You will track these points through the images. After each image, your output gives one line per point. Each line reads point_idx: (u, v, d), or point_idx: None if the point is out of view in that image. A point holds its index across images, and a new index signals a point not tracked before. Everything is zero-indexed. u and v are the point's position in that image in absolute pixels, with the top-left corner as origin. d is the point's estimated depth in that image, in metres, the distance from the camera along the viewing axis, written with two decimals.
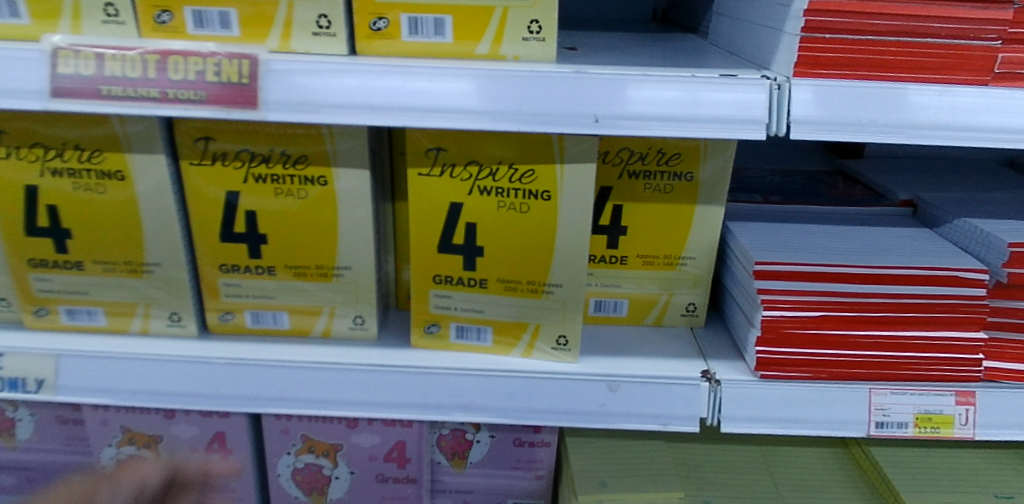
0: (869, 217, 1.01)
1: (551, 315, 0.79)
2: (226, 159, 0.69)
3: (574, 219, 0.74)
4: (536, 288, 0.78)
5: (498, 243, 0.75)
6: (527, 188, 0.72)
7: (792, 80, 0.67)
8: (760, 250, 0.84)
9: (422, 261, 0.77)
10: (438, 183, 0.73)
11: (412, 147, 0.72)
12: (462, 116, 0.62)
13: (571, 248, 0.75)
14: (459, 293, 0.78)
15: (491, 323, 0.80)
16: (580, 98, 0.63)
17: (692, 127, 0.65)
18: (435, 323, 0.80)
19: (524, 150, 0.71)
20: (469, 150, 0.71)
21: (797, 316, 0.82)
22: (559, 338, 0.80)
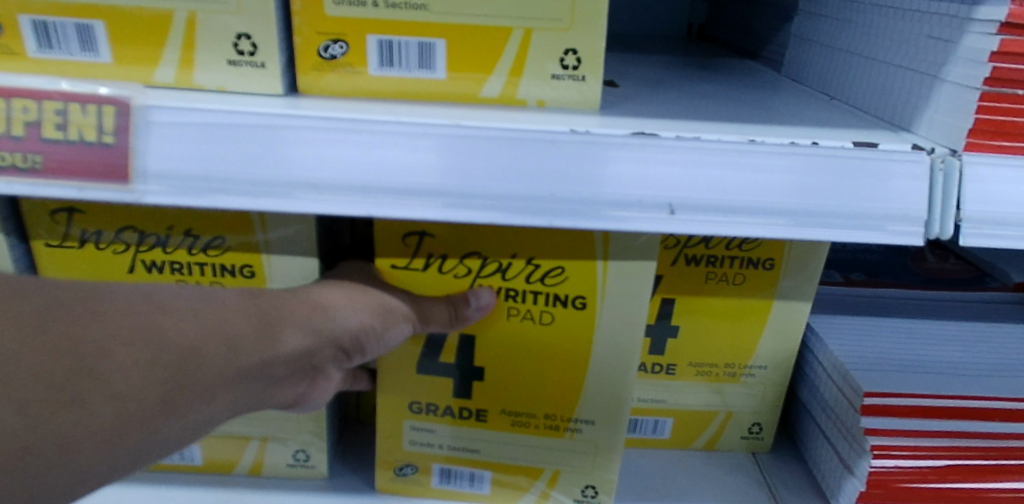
0: (978, 305, 0.79)
1: (575, 460, 0.60)
2: (103, 240, 0.49)
3: (617, 338, 0.55)
4: (557, 423, 0.59)
5: (505, 361, 0.57)
6: (550, 291, 0.53)
7: (963, 155, 0.44)
8: (864, 371, 0.61)
9: (399, 381, 0.58)
10: (421, 281, 0.54)
11: (385, 233, 0.52)
12: (455, 202, 0.39)
13: (608, 375, 0.56)
14: (446, 426, 0.60)
15: (490, 467, 0.61)
16: (651, 178, 0.40)
17: (812, 227, 0.42)
18: (411, 463, 0.61)
19: (547, 242, 0.51)
20: (465, 239, 0.52)
21: (915, 467, 0.59)
22: (585, 488, 0.61)
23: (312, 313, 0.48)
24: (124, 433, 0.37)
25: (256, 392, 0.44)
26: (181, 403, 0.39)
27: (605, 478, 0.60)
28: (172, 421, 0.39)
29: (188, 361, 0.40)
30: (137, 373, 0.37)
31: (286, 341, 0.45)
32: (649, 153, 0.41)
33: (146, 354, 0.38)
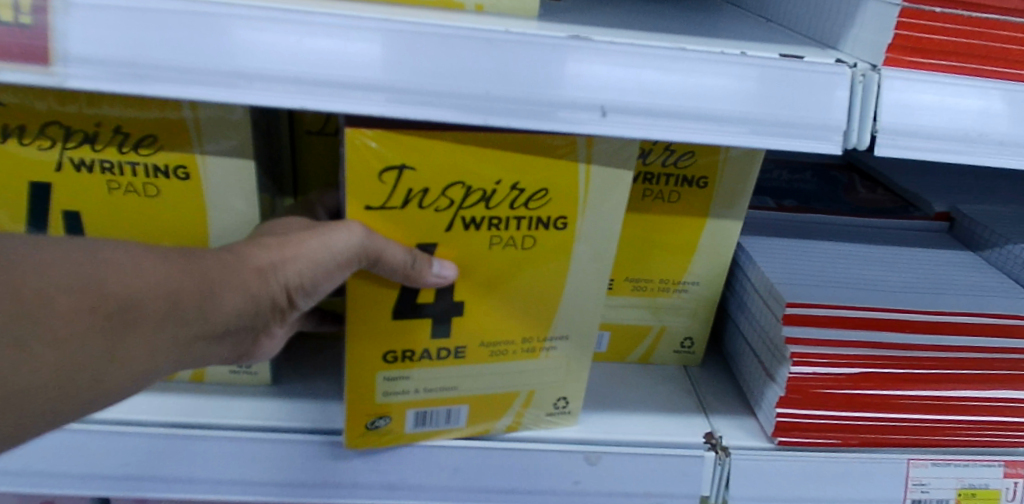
0: (899, 233, 0.83)
1: (549, 376, 0.62)
2: (25, 134, 0.47)
3: (597, 255, 0.57)
4: (534, 344, 0.60)
5: (485, 291, 0.56)
6: (533, 214, 0.53)
7: (882, 70, 0.46)
8: (788, 286, 0.64)
9: (373, 331, 0.55)
10: (398, 218, 0.50)
11: (362, 167, 0.47)
12: (383, 99, 0.39)
13: (587, 291, 0.58)
14: (421, 370, 0.58)
15: (467, 401, 0.60)
16: (587, 80, 0.41)
17: (739, 133, 0.44)
18: (385, 415, 0.58)
19: (525, 161, 0.50)
20: (449, 169, 0.49)
21: (831, 374, 0.63)
22: (564, 403, 0.63)
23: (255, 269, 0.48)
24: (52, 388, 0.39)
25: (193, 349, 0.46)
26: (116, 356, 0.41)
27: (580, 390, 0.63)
28: (102, 377, 0.41)
29: (119, 315, 0.41)
30: (73, 322, 0.39)
31: (228, 299, 0.46)
32: (571, 53, 0.41)
33: (71, 311, 0.39)
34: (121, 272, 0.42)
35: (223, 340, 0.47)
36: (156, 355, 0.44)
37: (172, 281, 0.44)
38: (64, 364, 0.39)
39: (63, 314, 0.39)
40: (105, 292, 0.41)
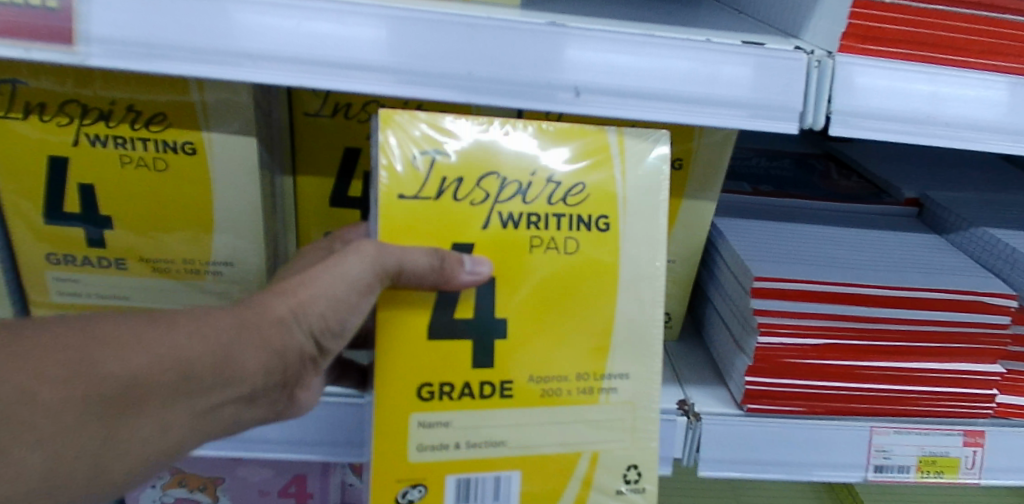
0: (870, 217, 0.87)
1: (611, 436, 0.58)
2: (45, 112, 0.51)
3: (646, 262, 0.58)
4: (591, 385, 0.58)
5: (532, 308, 0.57)
6: (574, 212, 0.56)
7: (837, 56, 0.50)
8: (757, 262, 0.68)
9: (411, 356, 0.55)
10: (434, 206, 0.54)
11: (401, 150, 0.53)
12: (380, 76, 0.43)
13: (642, 311, 0.58)
14: (461, 413, 0.56)
15: (518, 464, 0.57)
16: (564, 62, 0.45)
17: (705, 112, 0.48)
18: (418, 483, 0.55)
19: (560, 158, 0.56)
20: (485, 159, 0.54)
21: (796, 344, 0.67)
22: (629, 469, 0.59)
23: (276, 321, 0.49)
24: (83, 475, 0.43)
25: (211, 414, 0.48)
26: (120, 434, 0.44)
27: (647, 454, 0.59)
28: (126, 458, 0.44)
29: (132, 395, 0.44)
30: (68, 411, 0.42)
31: (246, 361, 0.48)
32: (569, 38, 0.45)
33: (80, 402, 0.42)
34: (131, 350, 0.44)
35: (248, 401, 0.49)
36: (171, 429, 0.46)
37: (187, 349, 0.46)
38: (65, 453, 0.42)
39: (57, 404, 0.41)
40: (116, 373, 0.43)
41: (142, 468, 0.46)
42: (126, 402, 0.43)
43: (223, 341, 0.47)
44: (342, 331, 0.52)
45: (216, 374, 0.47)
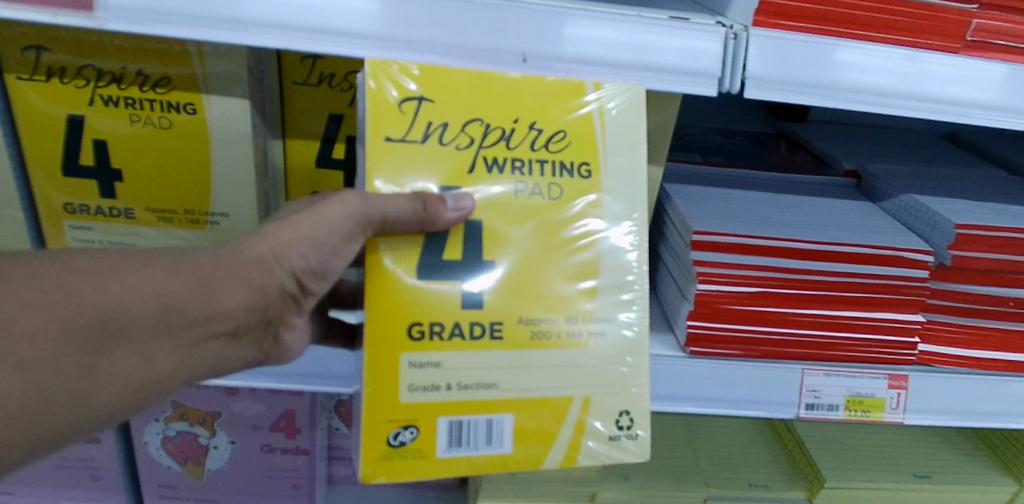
0: (811, 186, 0.96)
1: (607, 381, 0.60)
2: (64, 75, 0.58)
3: (630, 211, 0.59)
4: (585, 329, 0.59)
5: (521, 250, 0.58)
6: (559, 158, 0.58)
7: (750, 29, 0.58)
8: (698, 219, 0.76)
9: (401, 296, 0.56)
10: (414, 151, 0.55)
11: (383, 97, 0.54)
12: (368, 43, 0.53)
13: (634, 251, 0.60)
14: (451, 354, 0.57)
15: (512, 407, 0.58)
16: (512, 33, 0.55)
17: (633, 75, 0.57)
18: (410, 425, 0.56)
19: (541, 102, 0.57)
20: (466, 104, 0.55)
21: (731, 291, 0.76)
22: (622, 415, 0.60)
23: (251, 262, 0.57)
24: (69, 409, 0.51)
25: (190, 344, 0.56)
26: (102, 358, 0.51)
27: (638, 400, 0.61)
28: (110, 389, 0.52)
29: (116, 327, 0.52)
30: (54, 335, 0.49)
31: (224, 296, 0.56)
32: (569, 17, 0.55)
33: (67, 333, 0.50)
34: (107, 282, 0.52)
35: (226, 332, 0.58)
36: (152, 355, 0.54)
37: (165, 286, 0.54)
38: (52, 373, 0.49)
39: (44, 329, 0.49)
40: (96, 305, 0.51)
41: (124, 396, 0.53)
42: (108, 329, 0.51)
43: (204, 278, 0.55)
44: (317, 272, 0.60)
45: (195, 307, 0.55)
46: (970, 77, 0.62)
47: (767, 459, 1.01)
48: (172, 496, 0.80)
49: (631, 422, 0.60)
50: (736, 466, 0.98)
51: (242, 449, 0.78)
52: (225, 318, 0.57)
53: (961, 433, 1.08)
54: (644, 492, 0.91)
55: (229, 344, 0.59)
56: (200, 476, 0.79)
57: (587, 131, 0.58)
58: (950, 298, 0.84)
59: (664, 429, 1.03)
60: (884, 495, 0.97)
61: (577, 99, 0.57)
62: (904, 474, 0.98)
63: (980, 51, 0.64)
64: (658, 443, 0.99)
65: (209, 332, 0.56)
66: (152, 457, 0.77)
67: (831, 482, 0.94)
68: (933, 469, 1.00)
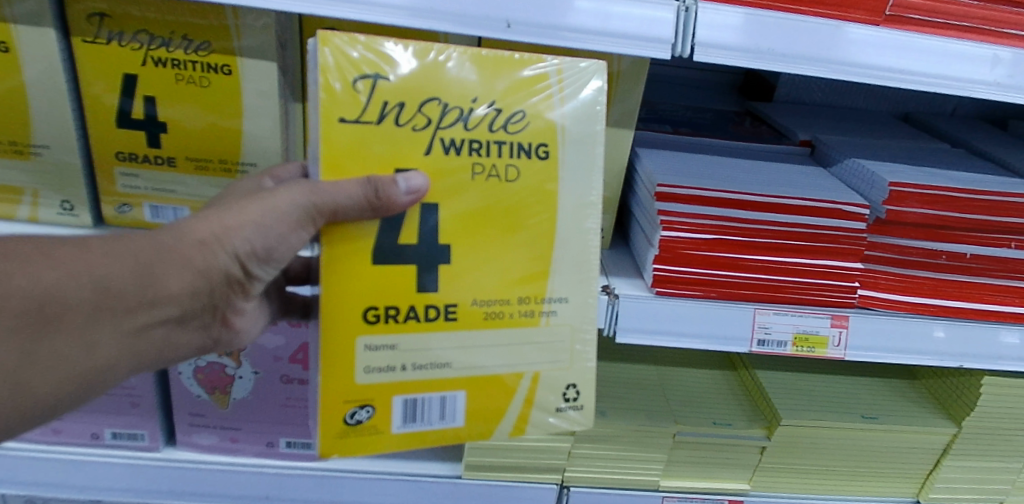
0: (769, 153, 1.07)
1: (552, 360, 0.71)
2: (121, 39, 0.69)
3: (583, 192, 0.68)
4: (533, 309, 0.69)
5: (474, 235, 0.66)
6: (517, 141, 0.66)
7: (700, 3, 0.70)
8: (662, 174, 0.88)
9: (359, 281, 0.65)
10: (372, 127, 0.63)
11: (344, 74, 0.62)
12: (397, 13, 0.64)
13: (576, 241, 0.69)
14: (405, 337, 0.67)
15: (463, 386, 0.69)
16: (500, 4, 0.66)
17: (601, 41, 0.68)
18: (367, 406, 0.68)
19: (495, 83, 0.65)
20: (422, 88, 0.64)
21: (692, 237, 0.87)
22: (567, 388, 0.72)
23: (192, 247, 0.65)
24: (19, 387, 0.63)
25: (129, 322, 0.65)
26: (40, 336, 0.62)
27: (582, 374, 0.72)
28: (49, 369, 0.63)
29: (54, 311, 0.62)
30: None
31: (160, 281, 0.65)
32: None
33: (5, 320, 0.60)
34: (45, 271, 0.61)
35: (164, 311, 0.67)
36: (91, 333, 0.64)
37: (99, 272, 0.63)
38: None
39: None
40: (30, 292, 0.61)
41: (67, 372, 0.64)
42: (45, 311, 0.61)
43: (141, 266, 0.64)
44: (263, 255, 0.68)
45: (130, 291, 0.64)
46: (889, 44, 0.74)
47: (730, 402, 1.12)
48: (202, 423, 0.93)
49: (575, 394, 0.72)
50: (703, 407, 1.09)
51: (263, 380, 0.90)
52: (163, 300, 0.66)
53: (910, 384, 1.19)
54: (619, 426, 1.01)
55: (172, 321, 0.68)
56: (228, 403, 0.92)
57: (541, 113, 0.66)
58: (889, 251, 0.94)
59: (640, 376, 1.14)
60: (836, 433, 1.08)
61: (534, 85, 0.66)
62: (853, 414, 1.09)
63: (898, 25, 0.75)
64: (632, 389, 1.10)
65: (148, 311, 0.66)
66: (185, 386, 0.90)
67: (787, 420, 1.05)
68: (880, 411, 1.11)
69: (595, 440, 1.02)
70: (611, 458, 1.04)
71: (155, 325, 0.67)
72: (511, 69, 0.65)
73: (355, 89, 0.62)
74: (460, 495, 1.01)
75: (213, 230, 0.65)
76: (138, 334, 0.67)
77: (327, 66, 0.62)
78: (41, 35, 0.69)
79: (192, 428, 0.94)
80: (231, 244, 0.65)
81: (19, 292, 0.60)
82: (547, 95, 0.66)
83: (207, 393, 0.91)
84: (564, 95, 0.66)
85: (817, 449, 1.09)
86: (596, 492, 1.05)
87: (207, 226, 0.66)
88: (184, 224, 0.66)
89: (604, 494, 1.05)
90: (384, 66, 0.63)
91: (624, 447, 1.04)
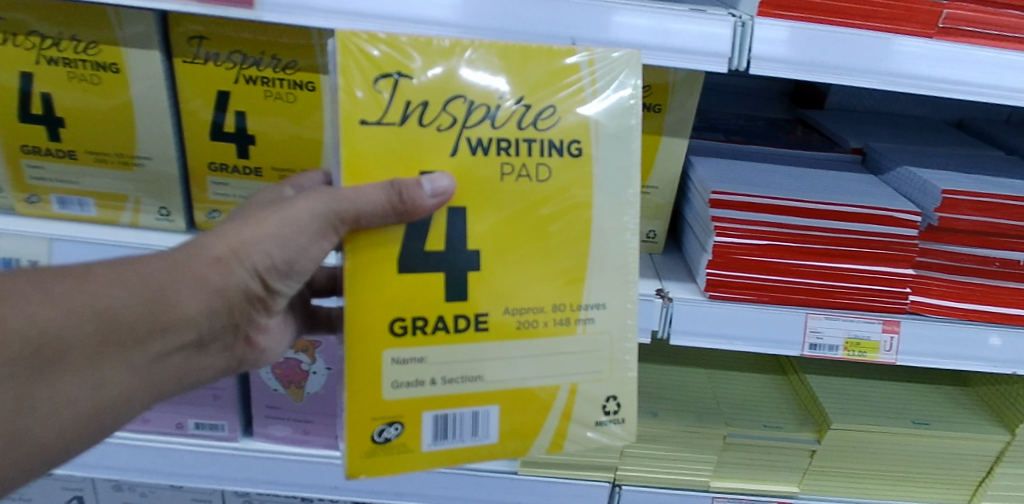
0: (821, 161, 1.08)
1: (589, 372, 0.69)
2: (217, 59, 0.75)
3: (620, 190, 0.66)
4: (570, 317, 0.67)
5: (505, 239, 0.65)
6: (550, 139, 0.64)
7: (756, 18, 0.73)
8: (716, 182, 0.91)
9: (387, 293, 0.64)
10: (394, 130, 0.61)
11: (364, 75, 0.61)
12: (446, 29, 0.69)
13: (618, 242, 0.67)
14: (433, 348, 0.65)
15: (496, 400, 0.67)
16: (567, 21, 0.70)
17: (660, 55, 0.71)
18: (395, 423, 0.66)
19: (521, 78, 0.63)
20: (443, 84, 0.62)
21: (745, 243, 0.90)
22: (606, 400, 0.70)
23: (206, 267, 0.66)
24: (21, 433, 0.62)
25: (145, 348, 0.65)
26: (47, 376, 0.61)
27: (622, 385, 0.70)
28: (60, 410, 0.63)
29: (56, 349, 0.61)
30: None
31: (174, 303, 0.65)
32: (614, 10, 0.71)
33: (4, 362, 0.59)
34: (44, 308, 0.61)
35: (181, 333, 0.67)
36: (103, 366, 0.64)
37: (105, 303, 0.63)
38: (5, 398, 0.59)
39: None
40: (28, 331, 0.60)
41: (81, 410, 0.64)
42: (50, 350, 0.61)
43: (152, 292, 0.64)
44: (282, 269, 0.67)
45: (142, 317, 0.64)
46: (943, 56, 0.76)
47: (780, 406, 1.13)
48: (277, 415, 0.99)
49: (616, 406, 0.71)
50: (753, 410, 1.11)
51: (333, 376, 0.95)
52: (177, 323, 0.66)
53: (962, 392, 1.19)
54: (671, 427, 1.04)
55: (189, 344, 0.68)
56: (303, 396, 0.98)
57: (572, 109, 0.64)
58: (940, 257, 0.95)
59: (690, 379, 1.17)
60: (888, 439, 1.08)
61: (567, 78, 0.64)
62: (905, 420, 1.09)
63: (951, 37, 0.77)
64: (682, 391, 1.13)
65: (164, 334, 0.66)
66: (264, 380, 0.96)
67: (836, 424, 1.06)
68: (932, 417, 1.11)
69: (647, 439, 1.05)
70: (664, 458, 1.07)
71: (170, 349, 0.67)
72: (542, 61, 0.64)
73: (377, 89, 0.61)
74: (515, 490, 1.05)
75: (231, 246, 0.66)
76: (152, 363, 0.67)
77: (346, 67, 0.61)
78: (147, 56, 0.76)
79: (268, 420, 1.00)
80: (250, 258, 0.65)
81: (16, 333, 0.59)
82: (579, 89, 0.64)
83: (283, 387, 0.97)
84: (597, 89, 0.65)
85: (869, 454, 1.10)
86: (647, 491, 1.08)
87: (223, 243, 0.66)
88: (195, 245, 0.67)
89: (655, 493, 1.08)
90: (406, 63, 0.62)
91: (676, 448, 1.06)
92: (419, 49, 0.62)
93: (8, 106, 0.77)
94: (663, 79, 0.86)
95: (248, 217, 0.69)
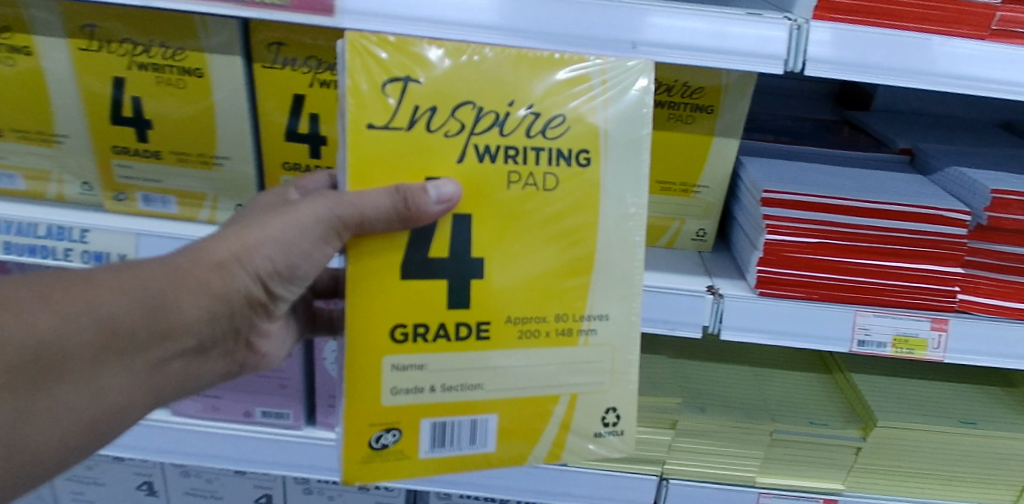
0: (869, 161, 1.10)
1: (588, 381, 0.72)
2: (294, 64, 0.80)
3: (623, 203, 0.69)
4: (572, 326, 0.70)
5: (505, 249, 0.68)
6: (557, 147, 0.67)
7: (811, 22, 0.75)
8: (768, 181, 0.93)
9: (390, 301, 0.67)
10: (401, 134, 0.64)
11: (373, 80, 0.64)
12: (491, 32, 0.72)
13: (622, 253, 0.70)
14: (434, 355, 0.68)
15: (497, 409, 0.70)
16: (628, 25, 0.73)
17: (718, 57, 0.74)
18: (392, 429, 0.69)
19: (527, 84, 0.66)
20: (450, 93, 0.65)
21: (796, 241, 0.92)
22: (606, 411, 0.73)
23: (209, 271, 0.68)
24: (22, 444, 0.62)
25: (147, 354, 0.67)
26: (49, 385, 0.62)
27: (621, 396, 0.73)
28: (62, 418, 0.64)
29: (56, 359, 0.62)
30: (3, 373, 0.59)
31: (176, 308, 0.67)
32: (663, 14, 0.73)
33: (7, 373, 0.59)
34: (49, 317, 0.62)
35: (183, 338, 0.69)
36: (106, 373, 0.65)
37: (108, 310, 0.64)
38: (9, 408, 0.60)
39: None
40: (29, 342, 0.61)
41: (83, 417, 0.65)
42: (54, 359, 0.62)
43: (154, 298, 0.66)
44: (282, 273, 0.70)
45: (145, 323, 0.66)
46: (999, 56, 0.77)
47: (826, 404, 1.15)
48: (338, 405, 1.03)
49: (616, 418, 0.73)
50: (800, 407, 1.13)
51: None
52: (179, 328, 0.68)
53: (1009, 392, 1.19)
54: (719, 422, 1.06)
55: (190, 349, 0.70)
56: None
57: (582, 117, 0.67)
58: (991, 256, 0.96)
59: (736, 376, 1.19)
60: (936, 438, 1.09)
61: (577, 87, 0.68)
62: (952, 419, 1.10)
63: (1005, 38, 0.78)
64: (729, 388, 1.15)
65: (166, 340, 0.68)
66: (327, 370, 1.01)
67: (883, 421, 1.07)
68: (980, 417, 1.11)
69: (694, 434, 1.08)
70: (710, 453, 1.09)
71: (171, 354, 0.69)
72: (552, 69, 0.67)
73: (385, 94, 0.64)
74: (567, 481, 1.08)
75: (233, 250, 0.68)
76: (153, 369, 0.69)
77: (355, 71, 0.63)
78: (229, 62, 0.80)
79: (330, 410, 1.04)
80: (253, 263, 0.68)
81: (16, 343, 0.60)
82: (590, 97, 0.68)
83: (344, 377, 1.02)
84: (607, 97, 0.68)
85: (917, 453, 1.10)
86: (694, 485, 1.10)
87: (225, 248, 0.69)
88: (197, 250, 0.69)
89: (702, 487, 1.10)
90: (415, 70, 0.65)
91: (723, 443, 1.08)
92: (433, 58, 0.65)
93: (100, 108, 0.83)
94: (716, 81, 0.88)
95: (250, 220, 0.71)
